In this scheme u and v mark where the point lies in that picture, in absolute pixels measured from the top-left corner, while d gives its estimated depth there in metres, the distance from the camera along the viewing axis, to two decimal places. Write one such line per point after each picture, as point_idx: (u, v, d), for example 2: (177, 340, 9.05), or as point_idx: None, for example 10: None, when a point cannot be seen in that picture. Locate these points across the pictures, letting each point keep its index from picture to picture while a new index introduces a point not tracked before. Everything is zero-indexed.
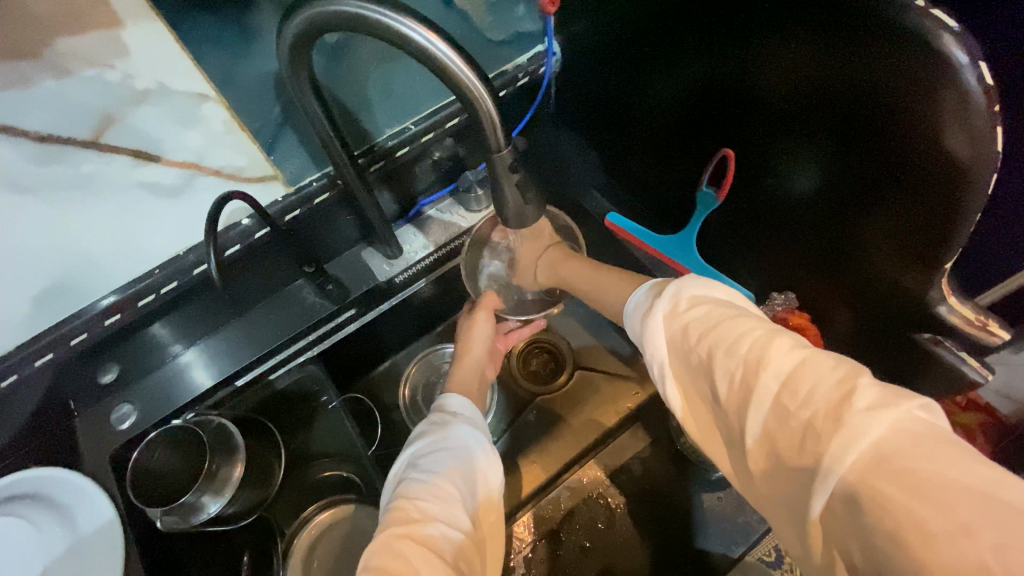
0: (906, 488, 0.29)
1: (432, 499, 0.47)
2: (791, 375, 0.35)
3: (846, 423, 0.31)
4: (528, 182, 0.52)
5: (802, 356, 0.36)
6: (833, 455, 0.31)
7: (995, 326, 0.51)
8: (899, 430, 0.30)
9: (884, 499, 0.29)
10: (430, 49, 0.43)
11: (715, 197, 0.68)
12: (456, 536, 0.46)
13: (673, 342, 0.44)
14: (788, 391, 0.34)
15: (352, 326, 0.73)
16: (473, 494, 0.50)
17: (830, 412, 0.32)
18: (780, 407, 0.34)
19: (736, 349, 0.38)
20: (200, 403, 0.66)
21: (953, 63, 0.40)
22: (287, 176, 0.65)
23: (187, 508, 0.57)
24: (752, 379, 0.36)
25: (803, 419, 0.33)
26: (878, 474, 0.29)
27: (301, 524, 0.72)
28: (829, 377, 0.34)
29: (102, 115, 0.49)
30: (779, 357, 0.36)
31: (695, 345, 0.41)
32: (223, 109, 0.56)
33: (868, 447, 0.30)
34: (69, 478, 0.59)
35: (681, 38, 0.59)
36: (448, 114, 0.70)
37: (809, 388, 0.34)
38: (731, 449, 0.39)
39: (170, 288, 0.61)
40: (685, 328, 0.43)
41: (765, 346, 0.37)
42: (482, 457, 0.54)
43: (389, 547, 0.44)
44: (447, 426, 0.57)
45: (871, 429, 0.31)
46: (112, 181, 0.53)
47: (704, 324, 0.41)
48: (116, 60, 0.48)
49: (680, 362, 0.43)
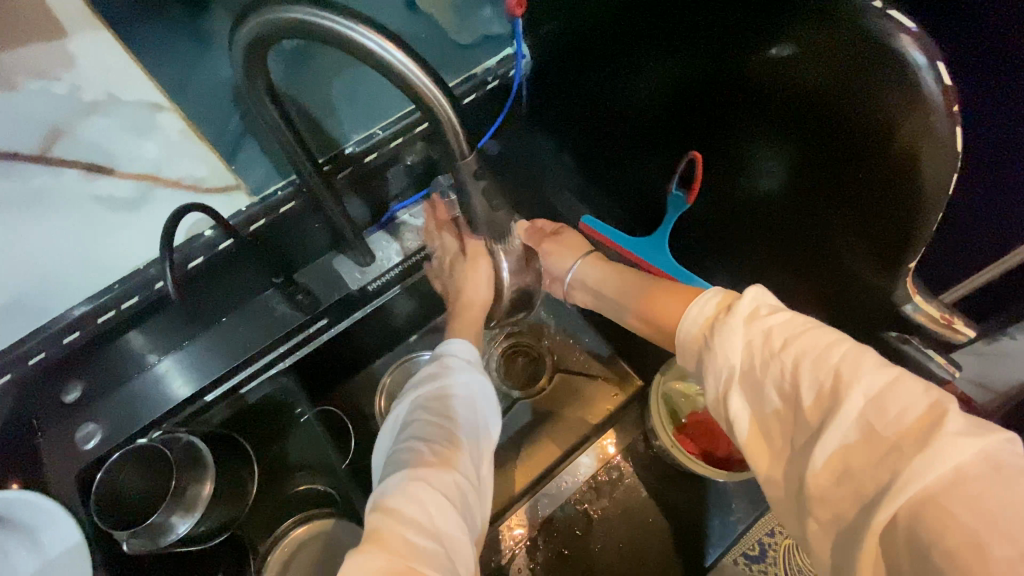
0: (971, 510, 0.27)
1: (445, 448, 0.47)
2: (882, 392, 0.33)
3: (933, 444, 0.30)
4: (494, 189, 0.52)
5: (893, 374, 0.34)
6: (916, 475, 0.29)
7: (961, 324, 0.51)
8: (983, 458, 0.29)
9: (948, 519, 0.28)
10: (384, 57, 0.42)
11: (684, 199, 0.68)
12: (462, 483, 0.46)
13: (748, 349, 0.40)
14: (876, 408, 0.33)
15: (326, 334, 0.71)
16: (478, 443, 0.51)
17: (917, 433, 0.31)
18: (866, 425, 0.32)
19: (825, 359, 0.36)
20: (169, 419, 0.64)
21: (912, 65, 0.40)
22: (249, 185, 0.64)
23: (155, 529, 0.56)
24: (841, 393, 0.34)
25: (889, 437, 0.31)
26: (950, 494, 0.28)
27: (274, 541, 0.71)
28: (919, 400, 0.32)
29: (50, 127, 0.48)
30: (873, 371, 0.34)
31: (778, 352, 0.38)
32: (178, 118, 0.54)
33: (949, 472, 0.29)
34: (25, 498, 0.55)
35: (645, 41, 0.60)
36: (412, 120, 0.69)
37: (901, 407, 0.32)
38: (782, 461, 0.36)
39: (131, 303, 0.60)
40: (768, 332, 0.39)
41: (855, 360, 0.35)
42: (488, 406, 0.54)
43: (402, 493, 0.43)
44: (457, 374, 0.54)
45: (958, 452, 0.29)
46: (62, 194, 0.52)
47: (791, 332, 0.38)
48: (63, 72, 0.46)
49: (751, 370, 0.39)
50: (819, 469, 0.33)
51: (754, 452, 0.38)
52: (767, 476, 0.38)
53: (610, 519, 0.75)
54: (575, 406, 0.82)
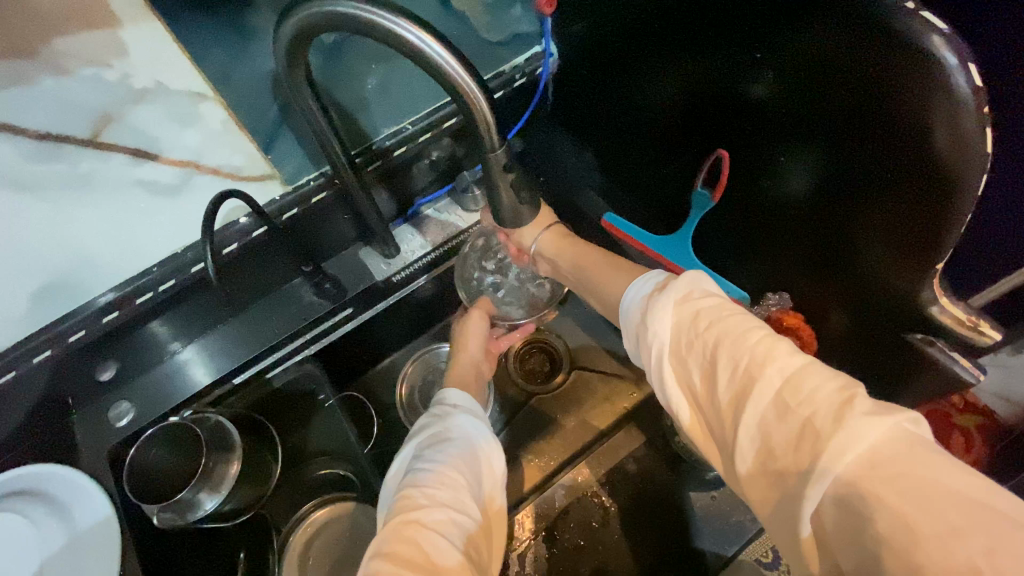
0: (899, 492, 0.29)
1: (440, 487, 0.48)
2: (795, 373, 0.34)
3: (846, 424, 0.31)
4: (521, 182, 0.54)
5: (805, 360, 0.35)
6: (832, 456, 0.31)
7: (986, 326, 0.51)
8: (895, 437, 0.30)
9: (875, 499, 0.29)
10: (424, 50, 0.44)
11: (710, 197, 0.68)
12: (461, 521, 0.46)
13: (678, 331, 0.41)
14: (791, 387, 0.34)
15: (348, 326, 0.73)
16: (477, 480, 0.51)
17: (831, 414, 0.32)
18: (781, 403, 0.33)
19: (745, 341, 0.37)
20: (197, 401, 0.66)
21: (945, 65, 0.40)
22: (284, 175, 0.66)
23: (183, 505, 0.57)
24: (757, 371, 0.35)
25: (802, 416, 0.32)
26: (873, 475, 0.29)
27: (296, 522, 0.72)
28: (830, 380, 0.33)
29: (100, 113, 0.51)
30: (786, 355, 0.35)
31: (703, 333, 0.39)
32: (220, 109, 0.57)
33: (865, 451, 0.30)
34: (65, 476, 0.58)
35: (669, 40, 0.61)
36: (443, 115, 0.72)
37: (812, 387, 0.33)
38: (722, 453, 0.37)
39: (169, 286, 0.62)
40: (696, 314, 0.41)
41: (772, 344, 0.36)
42: (485, 447, 0.55)
43: (398, 534, 0.44)
44: (448, 418, 0.57)
45: (871, 432, 0.30)
46: (107, 179, 0.54)
47: (716, 313, 0.40)
48: (115, 60, 0.49)
49: (681, 350, 0.41)
50: (740, 445, 0.35)
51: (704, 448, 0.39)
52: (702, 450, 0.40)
53: (626, 513, 0.75)
54: (589, 403, 0.83)
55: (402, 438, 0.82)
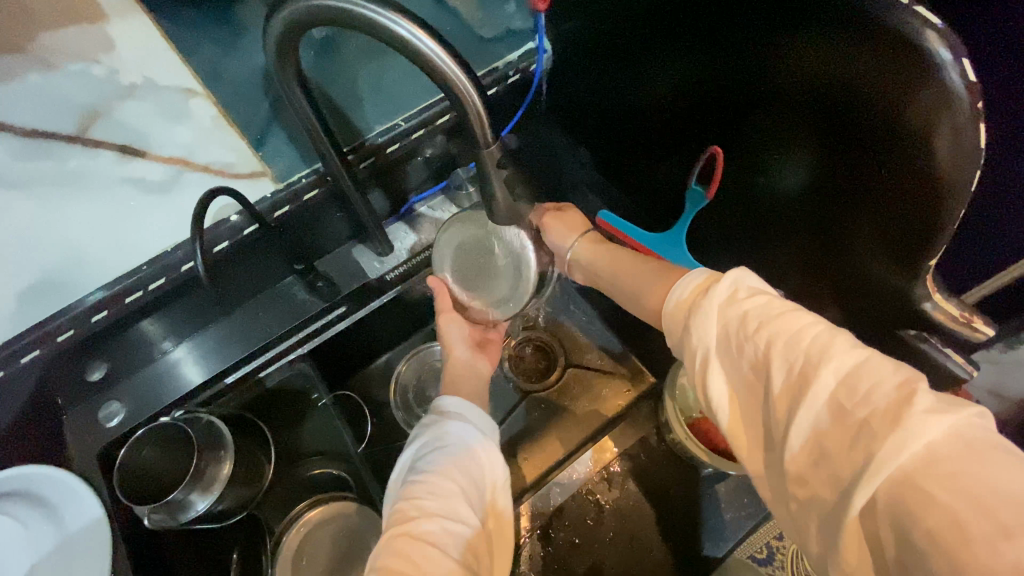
0: (952, 491, 0.28)
1: (433, 498, 0.48)
2: (852, 371, 0.34)
3: (905, 424, 0.30)
4: (516, 179, 0.53)
5: (864, 355, 0.35)
6: (887, 456, 0.30)
7: (980, 322, 0.52)
8: (953, 436, 0.30)
9: (927, 499, 0.29)
10: (414, 43, 0.43)
11: (703, 195, 0.68)
12: (455, 530, 0.46)
13: (725, 331, 0.41)
14: (847, 388, 0.33)
15: (341, 324, 0.71)
16: (474, 485, 0.51)
17: (889, 413, 0.31)
18: (836, 405, 0.33)
19: (798, 341, 0.37)
20: (188, 401, 0.65)
21: (937, 61, 0.40)
22: (276, 172, 0.62)
23: (174, 506, 0.57)
24: (810, 373, 0.35)
25: (860, 417, 0.32)
26: (927, 474, 0.29)
27: (289, 522, 0.72)
28: (889, 377, 0.33)
29: (89, 111, 0.56)
30: (845, 352, 0.35)
31: (752, 334, 0.39)
32: (209, 104, 0.60)
33: (920, 451, 0.30)
34: (53, 475, 0.57)
35: (661, 38, 0.61)
36: (437, 110, 0.69)
37: (869, 387, 0.33)
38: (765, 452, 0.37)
39: (158, 284, 0.57)
40: (744, 315, 0.40)
41: (827, 342, 0.36)
42: (482, 449, 0.54)
43: (392, 548, 0.44)
44: (441, 423, 0.56)
45: (931, 430, 0.30)
46: (98, 176, 0.56)
47: (766, 314, 0.39)
48: (101, 56, 0.57)
49: (729, 351, 0.40)
50: (790, 444, 0.35)
51: (742, 445, 0.39)
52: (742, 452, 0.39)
53: (621, 511, 0.75)
54: (584, 400, 0.83)
55: (398, 436, 0.82)
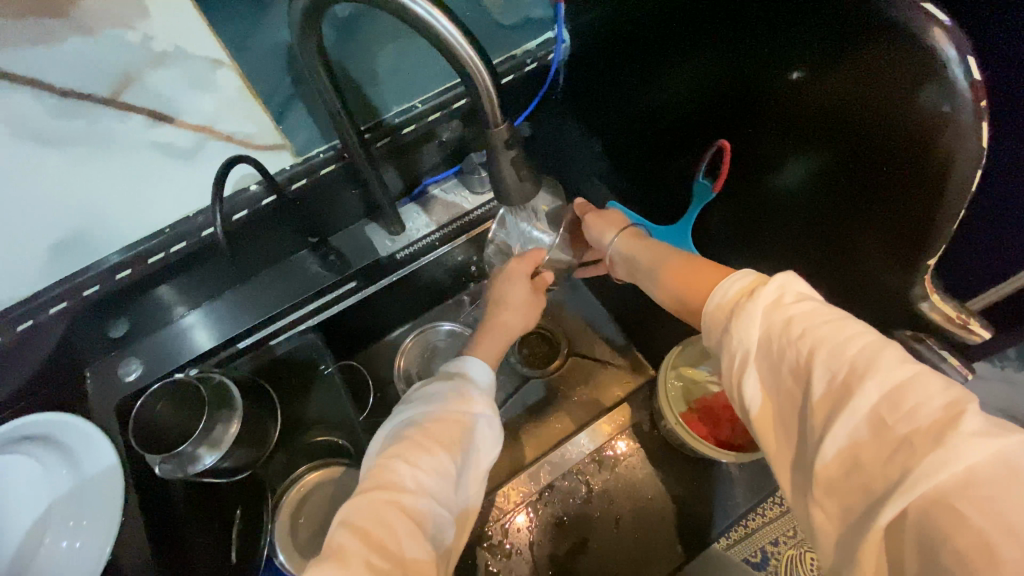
0: (985, 512, 0.29)
1: (428, 471, 0.47)
2: (897, 387, 0.34)
3: (947, 444, 0.31)
4: (523, 161, 0.54)
5: (914, 371, 0.35)
6: (923, 472, 0.31)
7: (976, 324, 0.52)
8: (998, 461, 0.30)
9: (959, 517, 0.29)
10: (433, 24, 0.44)
11: (710, 187, 0.70)
12: (436, 509, 0.46)
13: (767, 334, 0.41)
14: (891, 402, 0.34)
15: (351, 299, 0.75)
16: (466, 468, 0.50)
17: (930, 432, 0.32)
18: (877, 417, 0.34)
19: (843, 350, 0.37)
20: (202, 361, 0.68)
21: (943, 59, 0.41)
22: (295, 146, 0.67)
23: (183, 458, 0.59)
24: (854, 383, 0.35)
25: (901, 433, 0.33)
26: (962, 494, 0.30)
27: (289, 484, 0.69)
28: (937, 397, 0.33)
29: (122, 74, 0.56)
30: (893, 366, 0.35)
31: (796, 340, 0.39)
32: (236, 77, 0.61)
33: (961, 471, 0.30)
34: (74, 423, 0.62)
35: (671, 34, 0.62)
36: (454, 94, 0.72)
37: (916, 403, 0.33)
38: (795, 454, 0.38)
39: (179, 248, 0.62)
40: (789, 321, 0.40)
41: (875, 352, 0.36)
42: (484, 434, 0.53)
43: (375, 512, 0.44)
44: (456, 392, 0.54)
45: (973, 453, 0.30)
46: (125, 138, 0.58)
47: (812, 321, 0.39)
48: (136, 22, 0.55)
49: (769, 354, 0.40)
50: (823, 448, 0.35)
51: (771, 443, 0.40)
52: (770, 449, 0.40)
53: (609, 492, 0.76)
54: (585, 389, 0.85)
55: None
